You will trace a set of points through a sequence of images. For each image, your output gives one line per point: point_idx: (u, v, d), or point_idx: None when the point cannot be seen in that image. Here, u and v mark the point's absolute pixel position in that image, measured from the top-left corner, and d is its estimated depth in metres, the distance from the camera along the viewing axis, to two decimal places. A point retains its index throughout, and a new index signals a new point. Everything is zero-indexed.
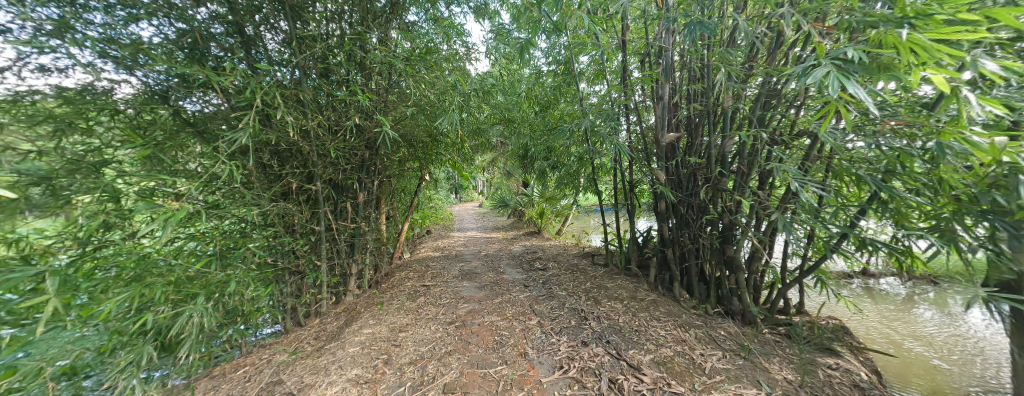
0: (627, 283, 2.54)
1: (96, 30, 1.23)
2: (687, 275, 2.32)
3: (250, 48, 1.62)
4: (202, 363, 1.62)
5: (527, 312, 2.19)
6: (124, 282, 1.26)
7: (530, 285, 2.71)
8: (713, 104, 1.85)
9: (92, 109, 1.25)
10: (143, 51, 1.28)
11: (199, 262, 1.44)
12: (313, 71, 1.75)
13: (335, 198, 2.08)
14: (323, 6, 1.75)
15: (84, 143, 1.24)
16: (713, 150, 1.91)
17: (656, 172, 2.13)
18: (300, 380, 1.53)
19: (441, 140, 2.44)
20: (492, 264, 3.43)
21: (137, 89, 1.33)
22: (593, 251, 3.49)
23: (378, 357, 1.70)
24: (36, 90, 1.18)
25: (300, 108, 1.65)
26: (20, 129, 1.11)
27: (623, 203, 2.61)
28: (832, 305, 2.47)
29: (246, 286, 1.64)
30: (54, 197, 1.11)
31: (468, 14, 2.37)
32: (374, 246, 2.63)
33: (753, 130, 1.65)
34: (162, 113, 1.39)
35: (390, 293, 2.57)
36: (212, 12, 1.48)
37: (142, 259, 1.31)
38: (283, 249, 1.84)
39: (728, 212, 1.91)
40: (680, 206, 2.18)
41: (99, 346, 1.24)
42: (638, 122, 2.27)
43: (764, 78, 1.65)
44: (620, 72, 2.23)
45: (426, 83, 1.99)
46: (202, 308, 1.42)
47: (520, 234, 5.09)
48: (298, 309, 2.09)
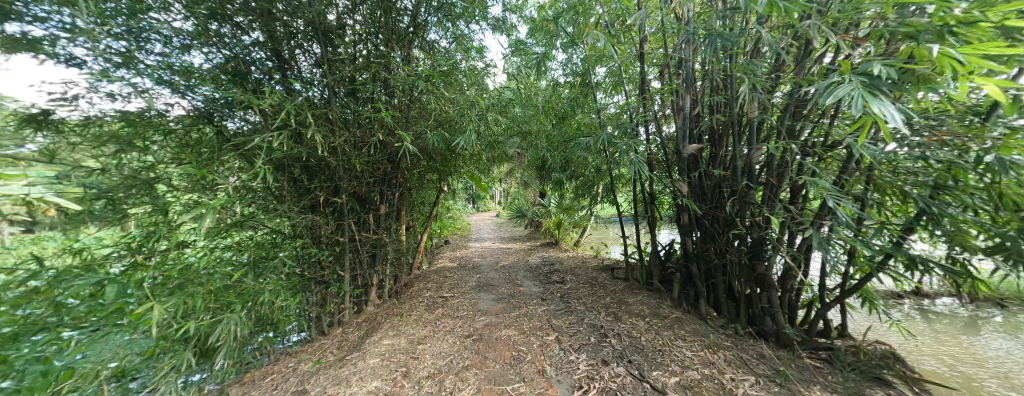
0: (648, 299, 2.45)
1: (154, 58, 1.38)
2: (714, 292, 2.22)
3: (285, 70, 1.75)
4: (233, 368, 1.71)
5: (545, 327, 2.15)
6: (168, 290, 1.35)
7: (547, 299, 2.67)
8: (738, 115, 1.79)
9: (149, 130, 1.39)
10: (195, 78, 1.42)
11: (236, 273, 1.53)
12: (341, 90, 1.84)
13: (358, 210, 2.16)
14: (352, 30, 1.85)
15: (140, 161, 1.37)
16: (739, 162, 1.84)
17: (678, 184, 2.07)
18: (323, 391, 1.57)
19: (459, 153, 2.48)
20: (509, 276, 3.40)
21: (188, 111, 1.46)
22: (612, 264, 3.39)
23: (398, 369, 1.72)
24: (103, 112, 1.36)
25: (329, 125, 1.74)
26: (87, 148, 1.31)
27: (644, 214, 2.53)
28: (879, 329, 2.27)
29: (276, 295, 1.72)
30: (114, 211, 1.29)
31: (486, 31, 2.43)
32: (394, 256, 2.69)
33: (783, 142, 1.58)
34: (208, 131, 1.51)
35: (409, 304, 2.60)
36: (255, 41, 1.60)
37: (183, 269, 1.41)
38: (311, 260, 1.92)
39: (757, 226, 1.82)
40: (705, 219, 2.09)
41: (146, 350, 1.35)
42: (658, 133, 2.22)
43: (793, 87, 1.59)
44: (639, 83, 2.20)
45: (446, 99, 2.06)
46: (238, 316, 1.51)
47: (537, 245, 5.04)
48: (322, 318, 2.16)
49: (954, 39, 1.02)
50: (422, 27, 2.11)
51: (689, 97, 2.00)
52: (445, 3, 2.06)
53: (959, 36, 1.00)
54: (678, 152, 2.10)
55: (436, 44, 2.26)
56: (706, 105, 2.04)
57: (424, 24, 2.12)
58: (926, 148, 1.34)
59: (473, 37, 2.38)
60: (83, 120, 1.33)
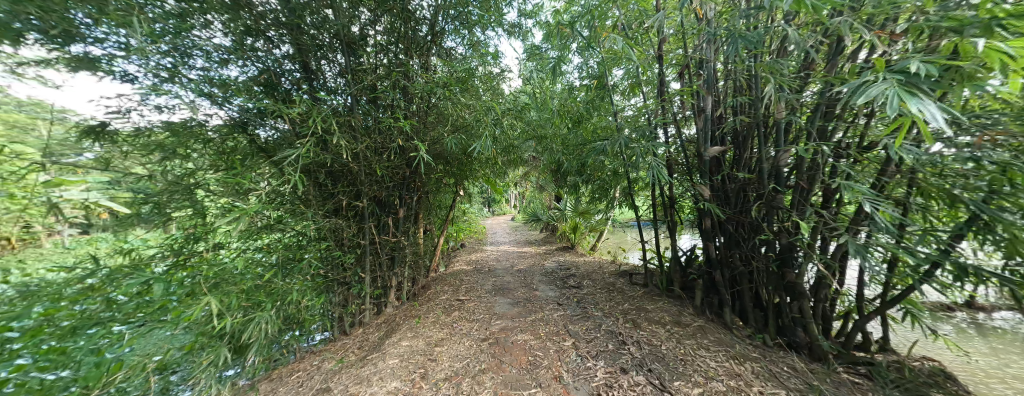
0: (669, 306, 2.38)
1: (196, 73, 1.47)
2: (740, 300, 2.12)
3: (312, 80, 1.84)
4: (263, 365, 1.80)
5: (561, 333, 2.13)
6: (206, 288, 1.41)
7: (564, 304, 2.64)
8: (763, 115, 1.72)
9: (190, 139, 1.51)
10: (232, 91, 1.51)
11: (266, 273, 1.61)
12: (363, 98, 1.91)
13: (378, 214, 2.22)
14: (374, 40, 1.93)
15: (182, 168, 1.50)
16: (765, 165, 1.76)
17: (699, 187, 2.00)
18: (345, 389, 1.63)
19: (475, 158, 2.51)
20: (525, 280, 3.38)
21: (225, 120, 1.56)
22: (630, 269, 3.31)
23: (416, 370, 1.76)
24: (150, 123, 1.47)
25: (352, 133, 1.81)
26: (137, 156, 1.46)
27: (663, 218, 2.47)
28: (926, 344, 2.09)
29: (303, 295, 1.80)
30: (159, 215, 1.42)
31: (502, 37, 2.45)
32: (412, 259, 2.75)
33: (814, 143, 1.50)
34: (242, 140, 1.61)
35: (426, 306, 2.65)
36: (285, 54, 1.71)
37: (220, 270, 1.47)
38: (334, 261, 2.00)
39: (786, 232, 1.74)
40: (729, 224, 2.02)
41: (186, 344, 1.44)
42: (678, 135, 2.16)
43: (824, 85, 1.51)
44: (657, 84, 2.16)
45: (462, 105, 2.09)
46: (268, 314, 1.59)
47: (552, 249, 5.00)
48: (344, 318, 2.23)
49: (1006, 32, 0.95)
50: (440, 35, 2.16)
51: (711, 98, 1.94)
52: (461, 11, 2.10)
53: (1010, 29, 0.93)
54: (699, 154, 2.04)
55: (453, 51, 2.29)
56: (729, 106, 1.97)
57: (441, 32, 2.16)
58: (977, 148, 1.24)
59: (489, 43, 2.40)
60: (134, 131, 1.47)
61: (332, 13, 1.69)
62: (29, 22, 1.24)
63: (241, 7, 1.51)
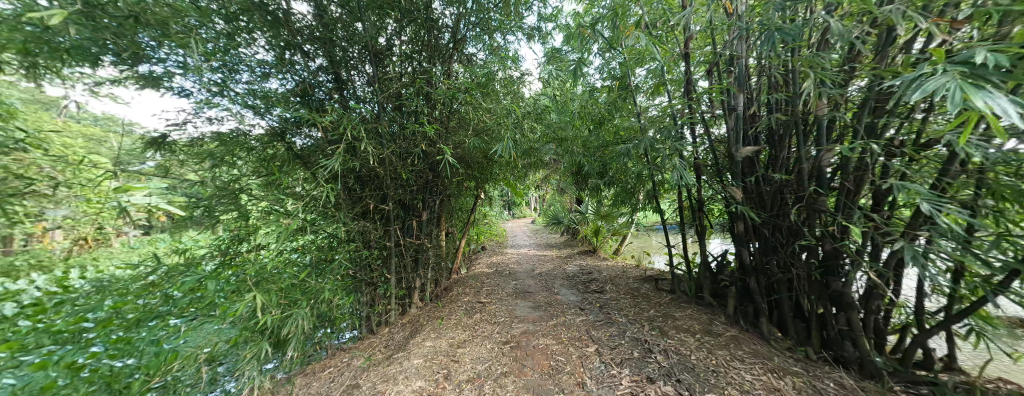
0: (699, 314, 2.27)
1: (242, 86, 1.62)
2: (778, 310, 1.99)
3: (342, 90, 1.92)
4: (298, 360, 1.92)
5: (584, 338, 2.09)
6: (249, 286, 1.53)
7: (586, 309, 2.60)
8: (802, 112, 1.62)
9: (237, 148, 1.64)
10: (273, 102, 1.63)
11: (301, 272, 1.71)
12: (390, 105, 1.98)
13: (403, 217, 2.29)
14: (399, 50, 2.02)
15: (229, 174, 1.63)
16: (804, 165, 1.65)
17: (731, 189, 1.91)
18: (373, 386, 1.69)
19: (496, 161, 2.53)
20: (546, 284, 3.35)
21: (266, 130, 1.67)
22: (656, 275, 3.19)
23: (439, 371, 1.79)
24: (201, 132, 1.63)
25: (378, 139, 1.88)
26: (192, 164, 1.63)
27: (692, 222, 2.36)
28: (1004, 365, 1.85)
29: (334, 294, 1.90)
30: (209, 217, 1.56)
31: (522, 41, 2.47)
32: (435, 261, 2.80)
33: (861, 141, 1.38)
34: (280, 148, 1.71)
35: (449, 308, 2.69)
36: (320, 66, 1.82)
37: (260, 268, 1.58)
38: (362, 263, 2.08)
39: (830, 237, 1.62)
40: (765, 228, 1.90)
41: (231, 338, 1.56)
42: (706, 134, 2.07)
43: (871, 79, 1.40)
44: (684, 82, 2.08)
45: (484, 109, 2.12)
46: (304, 311, 1.69)
47: (573, 253, 4.93)
48: (371, 318, 2.31)
49: None
50: (462, 42, 2.20)
51: (742, 96, 1.85)
52: (482, 17, 2.13)
53: None
54: (731, 155, 1.94)
55: (474, 57, 2.34)
56: (763, 103, 1.86)
57: (463, 39, 2.20)
58: None
59: (509, 48, 2.43)
60: (189, 141, 1.63)
61: (361, 26, 1.79)
62: (107, 47, 1.42)
63: (281, 25, 1.66)
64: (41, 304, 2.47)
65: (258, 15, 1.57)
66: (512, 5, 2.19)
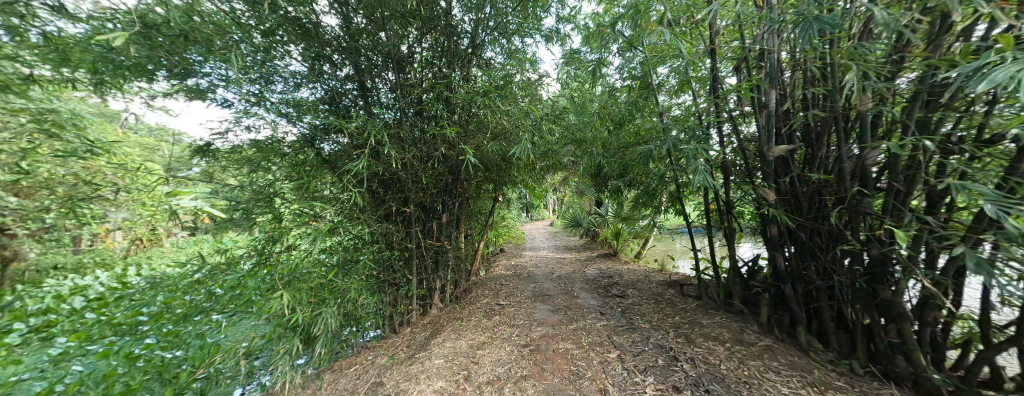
0: (728, 321, 2.15)
1: (277, 96, 1.73)
2: (818, 319, 1.85)
3: (367, 97, 1.99)
4: (326, 356, 2.00)
5: (606, 344, 2.05)
6: (282, 285, 1.62)
7: (607, 313, 2.54)
8: (842, 108, 1.51)
9: (271, 154, 1.75)
10: (303, 110, 1.73)
11: (328, 272, 1.79)
12: (411, 110, 2.03)
13: (424, 219, 2.33)
14: (420, 56, 2.07)
15: (265, 178, 1.73)
16: (846, 164, 1.54)
17: (763, 190, 1.81)
18: (396, 385, 1.73)
19: (514, 163, 2.54)
20: (566, 287, 3.30)
21: (297, 137, 1.77)
22: (682, 280, 3.06)
23: (460, 372, 1.81)
24: (240, 140, 1.74)
25: (401, 143, 1.93)
26: (233, 170, 1.76)
27: (721, 225, 2.25)
28: None
29: (359, 293, 1.96)
30: (247, 220, 1.66)
31: (540, 43, 2.47)
32: (455, 263, 2.83)
33: (913, 138, 1.27)
34: (310, 153, 1.81)
35: (468, 310, 2.71)
36: (347, 74, 1.90)
37: (292, 268, 1.67)
38: (385, 263, 2.14)
39: (877, 241, 1.50)
40: (801, 232, 1.78)
41: (267, 333, 1.67)
42: (735, 134, 1.98)
43: (924, 70, 1.28)
44: (710, 80, 1.99)
45: (502, 112, 2.13)
46: (332, 310, 1.77)
47: (594, 256, 4.83)
48: (394, 318, 2.37)
49: None
50: (480, 47, 2.22)
51: (775, 92, 1.75)
52: (499, 21, 2.14)
53: None
54: (762, 155, 1.84)
55: (493, 61, 2.34)
56: (798, 99, 1.76)
57: (481, 44, 2.20)
58: None
59: (527, 50, 2.42)
60: (231, 148, 1.75)
61: (385, 35, 1.86)
62: (161, 63, 1.58)
63: (312, 36, 1.75)
64: (104, 299, 2.73)
65: (294, 30, 1.69)
66: (530, 7, 2.19)
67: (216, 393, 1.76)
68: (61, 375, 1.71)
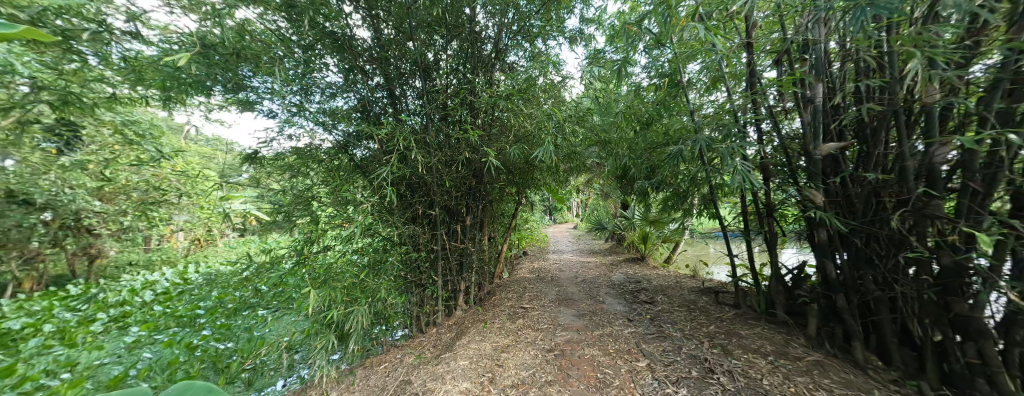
0: (770, 333, 1.99)
1: (315, 106, 1.84)
2: (876, 334, 1.66)
3: (396, 104, 2.07)
4: (358, 354, 2.09)
5: (634, 352, 1.97)
6: (319, 284, 1.72)
7: (635, 320, 2.45)
8: (904, 101, 1.36)
9: (310, 160, 1.87)
10: (338, 118, 1.81)
11: (360, 272, 1.87)
12: (437, 116, 2.08)
13: (448, 221, 2.38)
14: (445, 63, 2.11)
15: (303, 183, 1.86)
16: (909, 162, 1.39)
17: (809, 192, 1.67)
18: (423, 384, 1.77)
19: (537, 166, 2.53)
20: (591, 292, 3.23)
21: (332, 144, 1.87)
22: (716, 287, 2.89)
23: (485, 374, 1.82)
24: (282, 147, 1.88)
25: (427, 148, 1.98)
26: (276, 176, 1.90)
27: (761, 229, 2.10)
28: None
29: (388, 293, 2.03)
30: (288, 221, 1.79)
31: (563, 45, 2.45)
32: (479, 265, 2.85)
33: (995, 131, 1.12)
34: (344, 159, 1.90)
35: (493, 312, 2.72)
36: (377, 83, 1.99)
37: (327, 267, 1.77)
38: (412, 265, 2.19)
39: (949, 248, 1.34)
40: (856, 237, 1.62)
41: (305, 329, 1.77)
42: (775, 131, 1.85)
43: (1006, 55, 1.13)
44: (747, 74, 1.88)
45: (525, 115, 2.14)
46: (363, 308, 1.85)
47: (620, 260, 4.69)
48: (420, 318, 2.43)
49: None
50: (503, 51, 2.25)
51: (822, 86, 1.61)
52: (523, 25, 2.15)
53: None
54: (808, 153, 1.70)
55: (516, 65, 2.36)
56: (849, 92, 1.61)
57: (504, 48, 2.23)
58: None
59: (551, 53, 2.41)
60: (274, 155, 1.90)
61: (412, 45, 1.93)
62: (217, 80, 1.76)
63: (346, 49, 1.86)
64: (168, 293, 3.05)
65: (331, 44, 1.84)
66: (553, 10, 2.18)
67: (261, 383, 1.92)
68: (134, 361, 1.93)
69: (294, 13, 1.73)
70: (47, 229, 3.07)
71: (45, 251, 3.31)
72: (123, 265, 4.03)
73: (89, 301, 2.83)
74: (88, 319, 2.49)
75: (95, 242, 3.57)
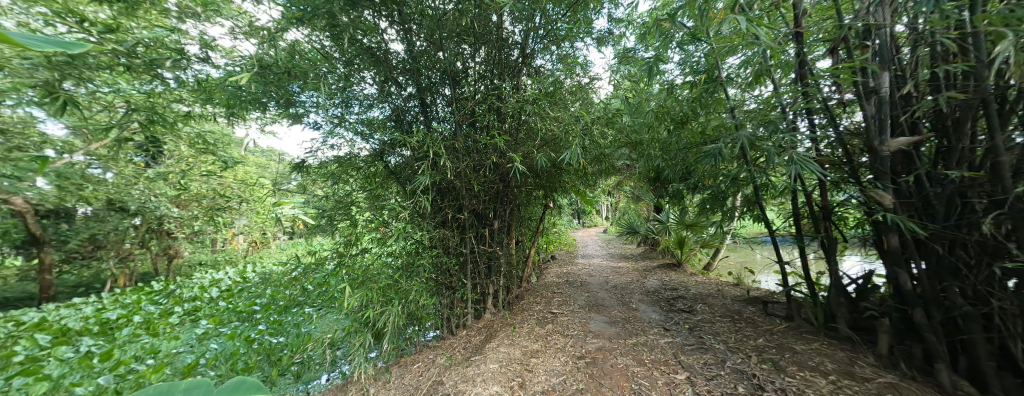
0: (831, 349, 1.78)
1: (355, 117, 1.95)
2: (966, 355, 1.43)
3: (427, 112, 2.14)
4: (393, 353, 2.17)
5: (671, 363, 1.87)
6: (357, 285, 1.82)
7: (672, 329, 2.32)
8: (995, 87, 1.18)
9: (350, 169, 1.99)
10: (374, 128, 1.89)
11: (393, 274, 1.94)
12: (465, 123, 2.13)
13: (476, 225, 2.41)
14: (474, 70, 2.15)
15: (343, 189, 1.98)
16: (1005, 157, 1.19)
17: (876, 192, 1.48)
18: (454, 385, 1.80)
19: (564, 169, 2.49)
20: (623, 298, 3.11)
21: (369, 152, 1.95)
22: (765, 296, 2.66)
23: (515, 378, 1.81)
24: (325, 156, 2.01)
25: (455, 154, 2.03)
26: (320, 183, 2.05)
27: (817, 234, 1.90)
28: None
29: (420, 295, 2.10)
30: (330, 225, 1.91)
31: (591, 46, 2.41)
32: (507, 269, 2.86)
33: None
34: (380, 166, 1.97)
35: (521, 316, 2.71)
36: (410, 93, 2.06)
37: (365, 269, 1.87)
38: (442, 268, 2.25)
39: None
40: (938, 243, 1.42)
41: (346, 326, 1.89)
42: (831, 126, 1.67)
43: None
44: (798, 65, 1.71)
45: (552, 118, 2.12)
46: (396, 309, 1.93)
47: (654, 266, 4.47)
48: (451, 320, 2.47)
49: None
50: (530, 56, 2.26)
51: (889, 74, 1.44)
52: (550, 28, 2.14)
53: None
54: (873, 149, 1.52)
55: (543, 69, 2.32)
56: (923, 80, 1.42)
57: (531, 53, 2.23)
58: None
59: (578, 54, 2.38)
60: (318, 164, 2.04)
61: (442, 55, 1.99)
62: (272, 97, 1.95)
63: (382, 63, 1.97)
64: (230, 290, 3.40)
65: (368, 57, 1.94)
66: (580, 11, 2.15)
67: (308, 376, 2.06)
68: (203, 350, 2.16)
69: (336, 31, 1.87)
70: (136, 232, 3.72)
71: (136, 251, 3.90)
72: (195, 265, 4.54)
73: (168, 296, 3.23)
74: (167, 312, 2.83)
75: (173, 243, 4.10)
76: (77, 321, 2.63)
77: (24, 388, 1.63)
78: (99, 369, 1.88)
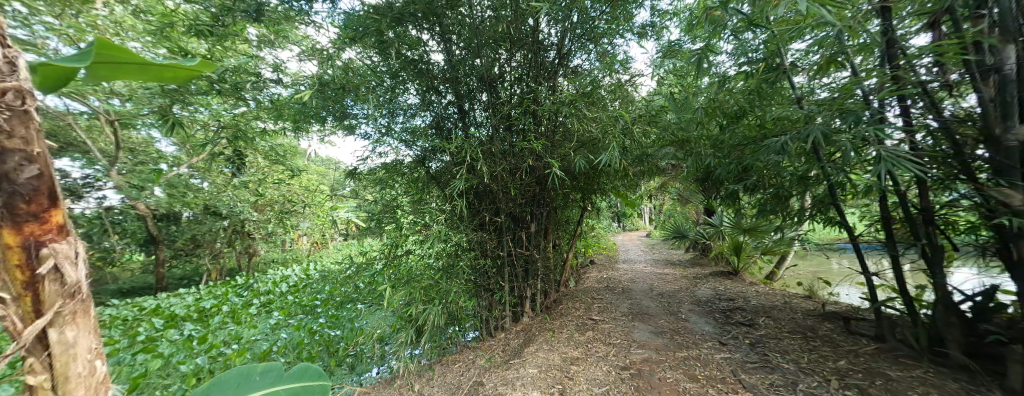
0: (939, 378, 1.48)
1: (399, 125, 2.06)
2: None
3: (465, 118, 2.19)
4: (435, 351, 2.24)
5: (730, 382, 1.68)
6: (402, 284, 1.91)
7: (730, 344, 2.10)
8: None
9: (395, 175, 2.10)
10: (416, 136, 2.00)
11: (435, 274, 2.02)
12: (502, 127, 2.14)
13: (514, 229, 2.41)
14: (510, 75, 2.17)
15: (390, 194, 2.09)
16: None
17: (1000, 190, 1.21)
18: (494, 387, 1.80)
19: (603, 170, 2.40)
20: (672, 307, 2.89)
21: (412, 158, 2.06)
22: (845, 313, 2.30)
23: (554, 385, 1.76)
24: (373, 163, 2.15)
25: (492, 157, 2.05)
26: (370, 189, 2.20)
27: (916, 242, 1.60)
28: None
29: (460, 296, 2.15)
30: (378, 228, 2.04)
31: (631, 41, 2.31)
32: (544, 272, 2.82)
33: None
34: (422, 172, 2.07)
35: (560, 321, 2.64)
36: (449, 100, 2.12)
37: (409, 269, 1.96)
38: (480, 270, 2.28)
39: None
40: None
41: (392, 323, 1.99)
42: (930, 114, 1.41)
43: None
44: (887, 44, 1.46)
45: (590, 118, 2.06)
46: (437, 308, 2.00)
47: (707, 274, 4.11)
48: (490, 322, 2.49)
49: None
50: (567, 56, 2.25)
51: (1017, 47, 1.18)
52: (588, 27, 2.08)
53: None
54: (994, 139, 1.25)
55: (580, 68, 2.31)
56: None
57: (568, 53, 2.23)
58: None
59: (618, 51, 2.31)
60: (367, 171, 2.20)
61: (480, 61, 2.04)
62: (330, 111, 2.15)
63: (425, 73, 2.06)
64: (295, 285, 3.79)
65: (411, 69, 2.03)
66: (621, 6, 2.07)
67: (360, 368, 2.22)
68: (276, 339, 2.43)
69: (383, 47, 2.00)
70: (224, 233, 4.33)
71: (225, 249, 4.53)
72: (269, 262, 5.16)
73: (247, 289, 3.69)
74: (247, 303, 3.23)
75: (252, 243, 4.69)
76: (182, 308, 3.11)
77: (144, 363, 1.96)
78: (197, 350, 2.20)
